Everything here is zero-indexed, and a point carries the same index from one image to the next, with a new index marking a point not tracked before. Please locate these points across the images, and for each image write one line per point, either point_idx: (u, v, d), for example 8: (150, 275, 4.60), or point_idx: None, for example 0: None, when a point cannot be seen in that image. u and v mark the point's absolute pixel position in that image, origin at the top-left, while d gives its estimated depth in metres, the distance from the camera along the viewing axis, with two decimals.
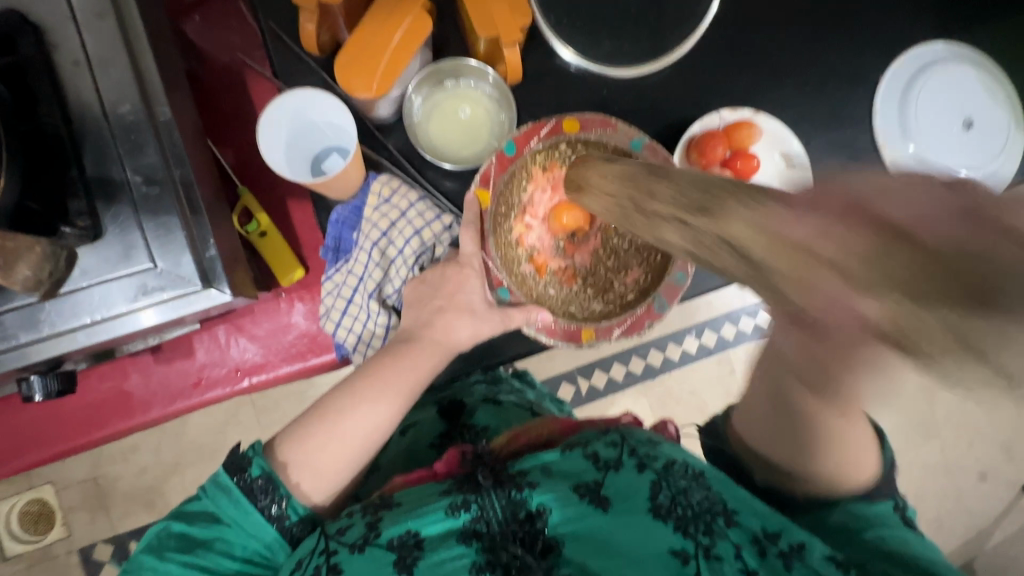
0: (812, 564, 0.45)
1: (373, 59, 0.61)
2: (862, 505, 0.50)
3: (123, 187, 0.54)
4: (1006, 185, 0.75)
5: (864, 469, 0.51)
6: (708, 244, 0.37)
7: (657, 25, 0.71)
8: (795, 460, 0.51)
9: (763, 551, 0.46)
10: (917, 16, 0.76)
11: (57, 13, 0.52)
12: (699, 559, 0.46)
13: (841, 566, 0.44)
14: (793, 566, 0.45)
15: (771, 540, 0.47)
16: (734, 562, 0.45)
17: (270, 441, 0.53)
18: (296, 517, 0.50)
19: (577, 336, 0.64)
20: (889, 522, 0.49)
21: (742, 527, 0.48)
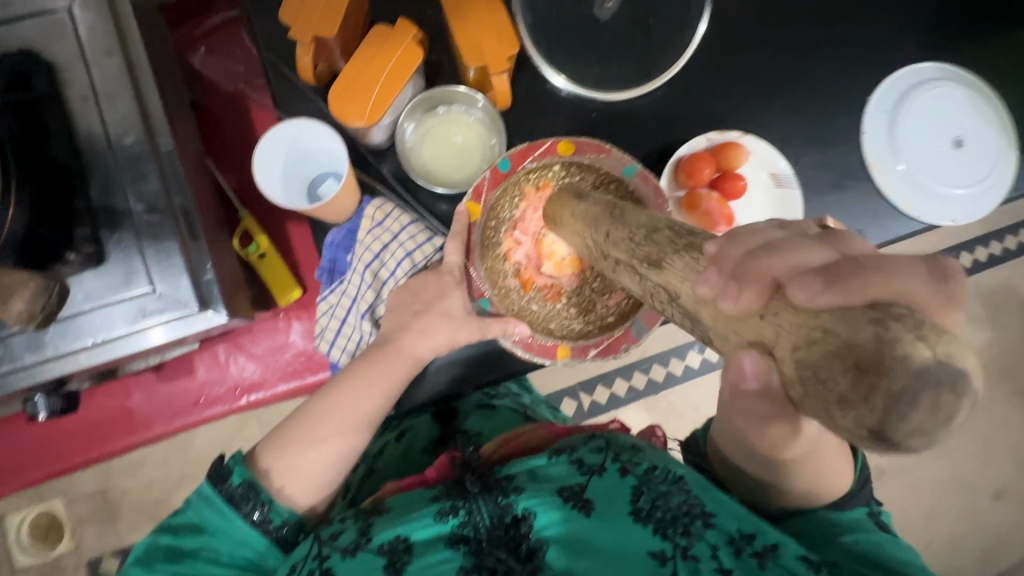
0: (786, 563, 0.46)
1: (365, 88, 0.64)
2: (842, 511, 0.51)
3: (126, 215, 0.57)
4: (993, 208, 0.76)
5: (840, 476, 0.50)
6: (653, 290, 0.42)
7: (646, 49, 0.73)
8: (777, 480, 0.50)
9: (739, 551, 0.47)
10: (908, 37, 0.77)
11: (69, 51, 0.56)
12: (676, 560, 0.47)
13: (812, 566, 0.46)
14: (768, 564, 0.46)
15: (746, 541, 0.48)
16: (709, 561, 0.47)
17: (252, 448, 0.54)
18: (280, 519, 0.51)
19: (552, 352, 0.65)
20: (863, 527, 0.51)
21: (720, 529, 0.48)
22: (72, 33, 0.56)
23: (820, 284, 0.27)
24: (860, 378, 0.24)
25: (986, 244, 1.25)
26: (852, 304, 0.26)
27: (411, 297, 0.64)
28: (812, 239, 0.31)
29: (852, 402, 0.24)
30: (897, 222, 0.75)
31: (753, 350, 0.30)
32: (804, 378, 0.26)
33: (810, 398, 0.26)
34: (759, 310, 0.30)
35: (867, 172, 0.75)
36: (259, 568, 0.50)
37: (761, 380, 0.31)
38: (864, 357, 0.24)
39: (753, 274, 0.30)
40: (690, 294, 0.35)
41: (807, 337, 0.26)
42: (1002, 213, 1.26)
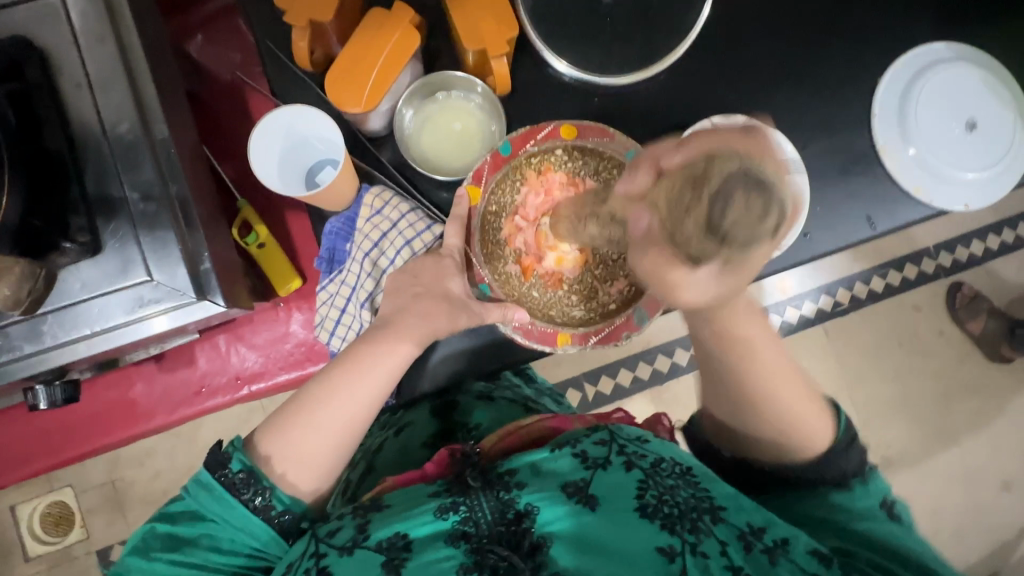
0: (797, 560, 0.46)
1: (362, 73, 0.63)
2: (848, 497, 0.50)
3: (121, 203, 0.56)
4: (1005, 194, 0.74)
5: (818, 432, 0.52)
6: (609, 218, 0.54)
7: (649, 31, 0.71)
8: (757, 431, 0.53)
9: (749, 546, 0.47)
10: (920, 17, 0.75)
11: (61, 37, 0.55)
12: (685, 555, 0.46)
13: (823, 561, 0.46)
14: (778, 559, 0.47)
15: (756, 536, 0.48)
16: (719, 558, 0.46)
17: (248, 436, 0.53)
18: (283, 506, 0.51)
19: (552, 340, 0.64)
20: (876, 515, 0.49)
21: (730, 524, 0.49)
22: (64, 18, 0.55)
23: (677, 154, 0.42)
24: (716, 223, 0.34)
25: (998, 231, 1.23)
26: (680, 161, 0.40)
27: (409, 283, 0.63)
28: (749, 183, 0.32)
29: (686, 226, 0.35)
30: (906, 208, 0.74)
31: (648, 212, 0.41)
32: (667, 219, 0.37)
33: (697, 183, 0.34)
34: (642, 190, 0.44)
35: (877, 156, 0.74)
36: (263, 551, 0.51)
37: (655, 229, 0.40)
38: (700, 174, 0.35)
39: (647, 168, 0.44)
40: (625, 190, 0.47)
41: (667, 222, 0.38)
42: (1016, 200, 1.23)
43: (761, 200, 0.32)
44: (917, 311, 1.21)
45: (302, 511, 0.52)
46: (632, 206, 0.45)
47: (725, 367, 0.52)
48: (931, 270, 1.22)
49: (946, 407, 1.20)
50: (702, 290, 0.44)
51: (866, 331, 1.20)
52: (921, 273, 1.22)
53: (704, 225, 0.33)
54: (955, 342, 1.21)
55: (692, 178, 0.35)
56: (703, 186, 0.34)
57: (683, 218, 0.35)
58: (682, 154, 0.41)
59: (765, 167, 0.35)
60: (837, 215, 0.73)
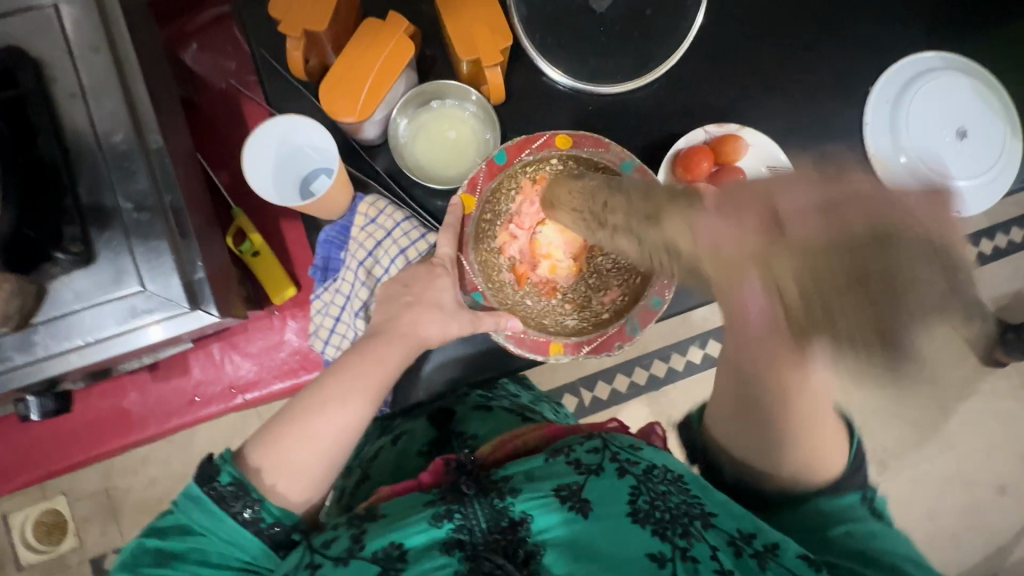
0: (786, 564, 0.46)
1: (356, 83, 0.63)
2: (832, 500, 0.51)
3: (115, 213, 0.56)
4: (996, 202, 0.74)
5: (834, 463, 0.51)
6: (655, 248, 0.51)
7: (643, 40, 0.72)
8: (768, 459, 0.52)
9: (739, 551, 0.47)
10: (910, 25, 0.76)
11: (55, 48, 0.55)
12: (676, 561, 0.46)
13: (812, 565, 0.46)
14: (768, 565, 0.46)
15: (746, 541, 0.48)
16: (709, 562, 0.46)
17: (239, 447, 0.53)
18: (272, 518, 0.50)
19: (545, 349, 0.64)
20: (859, 515, 0.51)
21: (720, 530, 0.48)
22: (59, 29, 0.55)
23: (809, 213, 0.36)
24: (863, 287, 0.32)
25: (991, 236, 1.24)
26: (862, 223, 0.34)
27: (402, 290, 0.63)
28: (932, 253, 0.33)
29: (861, 339, 0.34)
30: None
31: (769, 290, 0.40)
32: (804, 285, 0.36)
33: (871, 271, 0.33)
34: (754, 246, 0.39)
35: (868, 165, 0.74)
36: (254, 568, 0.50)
37: (780, 314, 0.39)
38: (858, 231, 0.33)
39: (754, 207, 0.41)
40: (715, 242, 0.43)
41: (811, 260, 0.35)
42: (1009, 204, 1.24)
43: (925, 305, 0.33)
44: None
45: (293, 523, 0.52)
46: (730, 275, 0.43)
47: (767, 399, 0.50)
48: None
49: None
50: (786, 341, 0.43)
51: None
52: None
53: (863, 326, 0.33)
54: None
55: (834, 248, 0.33)
56: (880, 248, 0.33)
57: (837, 319, 0.34)
58: (825, 191, 0.36)
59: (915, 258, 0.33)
60: None
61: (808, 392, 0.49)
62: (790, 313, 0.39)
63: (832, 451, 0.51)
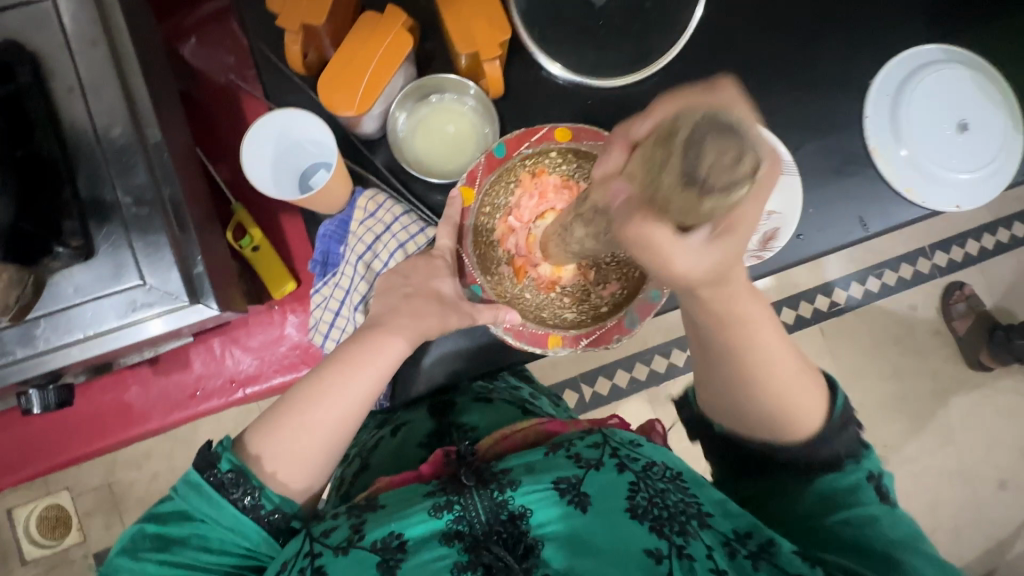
0: (781, 562, 0.47)
1: (355, 77, 0.63)
2: (835, 479, 0.49)
3: (114, 207, 0.56)
4: (997, 195, 0.74)
5: (813, 410, 0.50)
6: (586, 204, 0.51)
7: (642, 34, 0.71)
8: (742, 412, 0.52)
9: (734, 552, 0.48)
10: (911, 18, 0.76)
11: (53, 41, 0.55)
12: (671, 559, 0.46)
13: (805, 562, 0.47)
14: (762, 564, 0.47)
15: (741, 542, 0.48)
16: (705, 561, 0.46)
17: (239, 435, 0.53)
18: (272, 505, 0.50)
19: (543, 341, 0.64)
20: (862, 500, 0.49)
21: (715, 530, 0.49)
22: (56, 22, 0.55)
23: (645, 135, 0.44)
24: (669, 140, 0.34)
25: (993, 231, 1.23)
26: (656, 130, 0.42)
27: (401, 283, 0.63)
28: (717, 126, 0.32)
29: (682, 200, 0.34)
30: (898, 208, 0.74)
31: (626, 182, 0.41)
32: (645, 170, 0.37)
33: (673, 131, 0.34)
34: (620, 168, 0.44)
35: (869, 157, 0.74)
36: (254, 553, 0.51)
37: (635, 197, 0.40)
38: (673, 125, 0.35)
39: (626, 142, 0.46)
40: (611, 171, 0.46)
41: (645, 153, 0.38)
42: (1011, 199, 1.24)
43: (733, 148, 0.31)
44: (913, 310, 1.21)
45: (294, 511, 0.52)
46: (607, 187, 0.45)
47: (720, 353, 0.50)
48: (927, 270, 1.22)
49: (941, 406, 1.21)
50: (659, 231, 0.41)
51: (862, 330, 1.20)
52: (916, 272, 1.22)
53: (679, 176, 0.33)
54: (950, 340, 1.22)
55: (657, 134, 0.36)
56: (673, 139, 0.34)
57: (658, 173, 0.35)
58: (654, 122, 0.44)
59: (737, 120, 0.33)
60: (830, 216, 0.73)
61: (755, 335, 0.49)
62: (630, 188, 0.40)
63: (810, 398, 0.50)
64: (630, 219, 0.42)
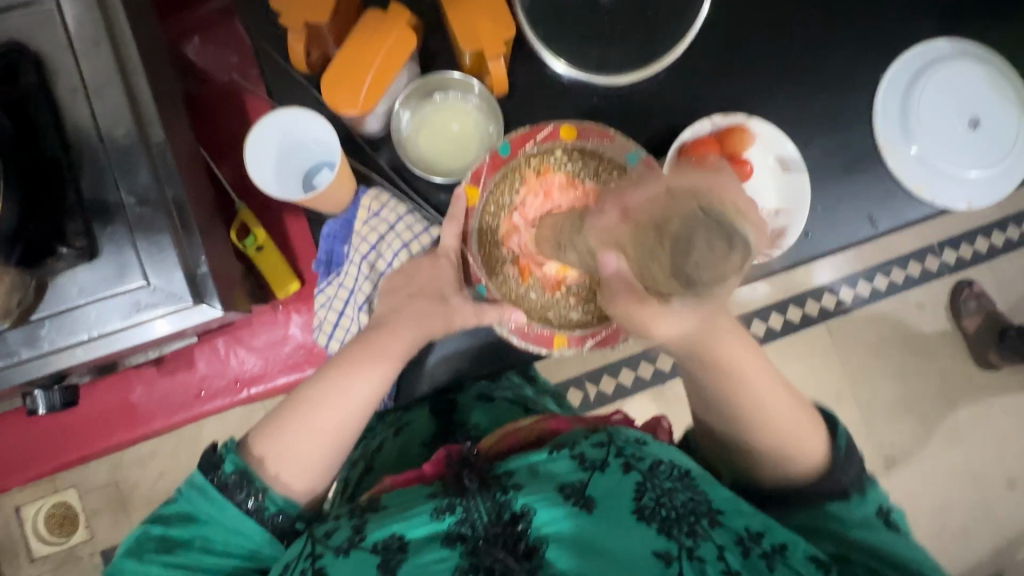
0: (795, 565, 0.46)
1: (358, 76, 0.62)
2: (842, 506, 0.51)
3: (118, 208, 0.56)
4: (1008, 193, 0.73)
5: (814, 450, 0.52)
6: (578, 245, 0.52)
7: (648, 30, 0.71)
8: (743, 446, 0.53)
9: (748, 552, 0.47)
10: (923, 12, 0.74)
11: (56, 42, 0.55)
12: (682, 560, 0.46)
13: (821, 566, 0.46)
14: (776, 564, 0.47)
15: (755, 540, 0.48)
16: (717, 562, 0.46)
17: (242, 437, 0.53)
18: (275, 507, 0.50)
19: (548, 341, 0.63)
20: (872, 524, 0.50)
21: (727, 527, 0.49)
22: (59, 23, 0.55)
23: (640, 192, 0.42)
24: (664, 235, 0.33)
25: (1003, 228, 1.22)
26: (666, 196, 0.36)
27: (404, 284, 0.63)
28: (714, 229, 0.31)
29: (680, 280, 0.34)
30: (909, 206, 0.73)
31: (614, 250, 0.42)
32: (630, 250, 0.38)
33: (665, 220, 0.33)
34: (610, 219, 0.44)
35: (878, 155, 0.73)
36: (258, 556, 0.50)
37: (628, 270, 0.41)
38: (661, 216, 0.34)
39: (617, 204, 0.45)
40: (595, 229, 0.46)
41: (648, 217, 0.35)
42: (1023, 196, 1.22)
43: (719, 241, 0.31)
44: (922, 309, 1.20)
45: (297, 513, 0.52)
46: (601, 244, 0.44)
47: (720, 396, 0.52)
48: (935, 268, 1.21)
49: (950, 405, 1.19)
50: (642, 300, 0.43)
51: (869, 329, 1.19)
52: (925, 270, 1.21)
53: (673, 272, 0.33)
54: (959, 339, 1.20)
55: (653, 211, 0.35)
56: (664, 230, 0.33)
57: (653, 258, 0.34)
58: (647, 193, 0.41)
59: (721, 207, 0.34)
60: (838, 214, 0.72)
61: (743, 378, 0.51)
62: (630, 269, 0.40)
63: (807, 438, 0.51)
64: (623, 287, 0.43)
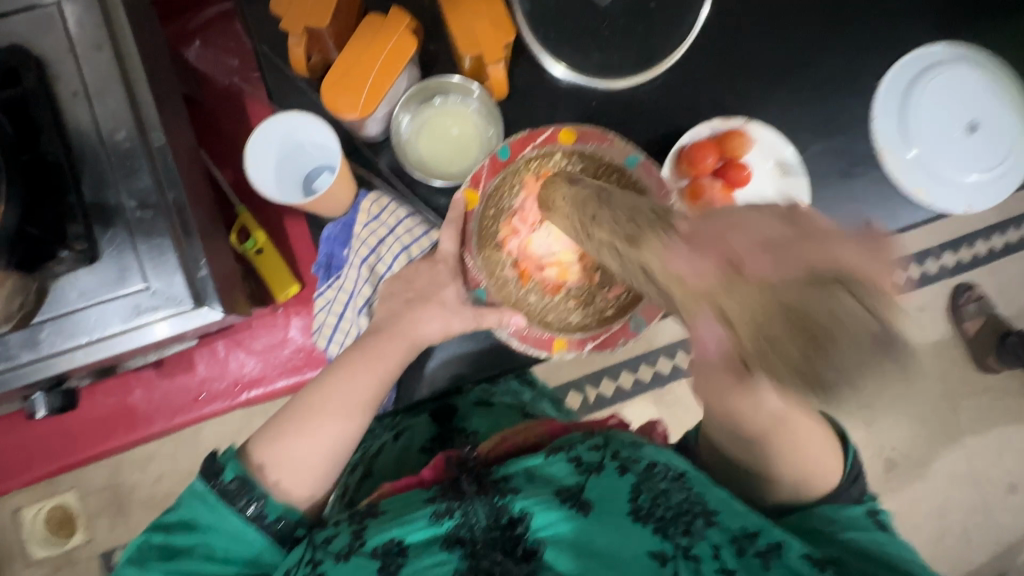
0: (789, 563, 0.46)
1: (358, 80, 0.63)
2: (836, 509, 0.52)
3: (118, 211, 0.56)
4: (1007, 197, 0.73)
5: (829, 470, 0.52)
6: (632, 267, 0.48)
7: (647, 35, 0.71)
8: (767, 470, 0.53)
9: (743, 549, 0.47)
10: (920, 17, 0.75)
11: (57, 46, 0.55)
12: (677, 559, 0.46)
13: (816, 564, 0.46)
14: (772, 564, 0.46)
15: (750, 540, 0.47)
16: (712, 562, 0.46)
17: (242, 444, 0.53)
18: (274, 515, 0.50)
19: (548, 345, 0.64)
20: (863, 525, 0.51)
21: (723, 527, 0.48)
22: (61, 27, 0.55)
23: (762, 248, 0.36)
24: (819, 347, 0.33)
25: (1002, 231, 1.22)
26: (789, 282, 0.34)
27: (403, 287, 0.63)
28: (870, 311, 0.34)
29: (827, 389, 0.36)
30: (907, 210, 0.73)
31: (719, 323, 0.39)
32: (755, 337, 0.36)
33: (809, 324, 0.33)
34: (700, 262, 0.39)
35: (877, 159, 0.73)
36: (256, 560, 0.50)
37: (729, 342, 0.40)
38: (809, 320, 0.34)
39: (711, 236, 0.39)
40: (678, 272, 0.41)
41: (766, 317, 0.35)
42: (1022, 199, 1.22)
43: (882, 366, 0.33)
44: (921, 312, 1.20)
45: (298, 518, 0.52)
46: (688, 302, 0.41)
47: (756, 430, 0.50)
48: (934, 271, 1.21)
49: (949, 409, 1.19)
50: (733, 375, 0.43)
51: None
52: (924, 274, 1.21)
53: (807, 371, 0.35)
54: (959, 343, 1.21)
55: (785, 305, 0.34)
56: (815, 337, 0.33)
57: (824, 370, 0.34)
58: (775, 260, 0.35)
59: (864, 280, 0.34)
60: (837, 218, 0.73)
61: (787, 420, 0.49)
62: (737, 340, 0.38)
63: (825, 459, 0.52)
64: (712, 360, 0.43)
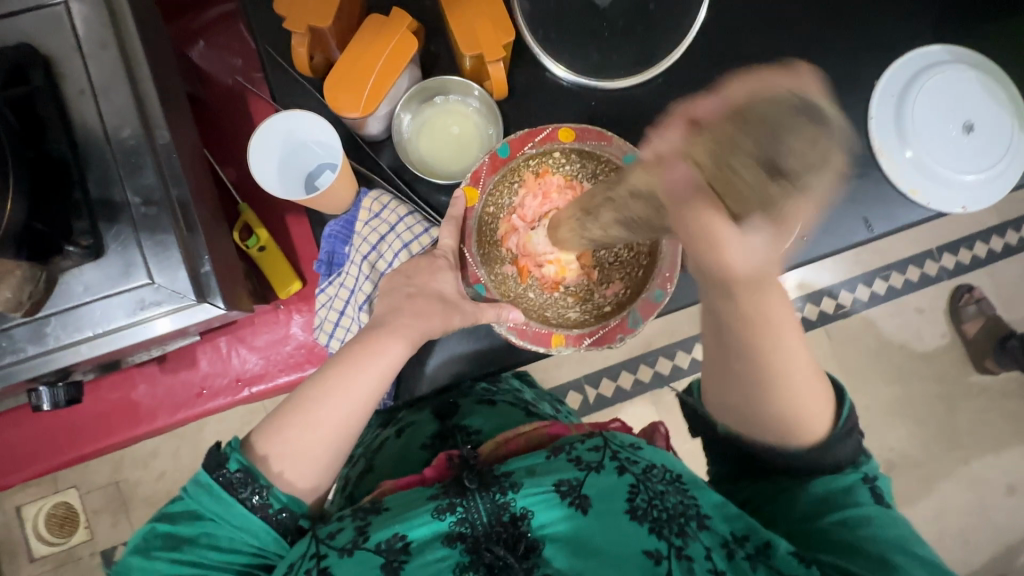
0: (778, 565, 0.47)
1: (359, 80, 0.64)
2: (836, 478, 0.49)
3: (123, 207, 0.57)
4: (1000, 198, 0.74)
5: (822, 420, 0.49)
6: (623, 199, 0.47)
7: (646, 36, 0.72)
8: (754, 410, 0.50)
9: (732, 554, 0.48)
10: (916, 19, 0.75)
11: (65, 45, 0.56)
12: (671, 559, 0.47)
13: (802, 562, 0.47)
14: (759, 567, 0.47)
15: (739, 544, 0.49)
16: (704, 562, 0.47)
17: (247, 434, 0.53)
18: (280, 504, 0.51)
19: (546, 340, 0.64)
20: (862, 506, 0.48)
21: (714, 532, 0.49)
22: (69, 27, 0.56)
23: (712, 104, 0.38)
24: (745, 124, 0.31)
25: (1001, 233, 1.22)
26: (754, 102, 0.33)
27: (403, 283, 0.63)
28: (805, 119, 0.29)
29: (738, 187, 0.33)
30: (903, 210, 0.74)
31: (689, 164, 0.36)
32: (717, 155, 0.33)
33: (755, 117, 0.30)
34: (678, 139, 0.39)
35: (874, 158, 0.74)
36: (258, 551, 0.51)
37: (701, 178, 0.36)
38: (752, 112, 0.31)
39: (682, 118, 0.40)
40: (661, 151, 0.40)
41: (719, 139, 0.33)
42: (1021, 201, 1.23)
43: (816, 131, 0.29)
44: (920, 313, 1.21)
45: (302, 510, 0.53)
46: (660, 175, 0.40)
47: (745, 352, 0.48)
48: (933, 272, 1.21)
49: (948, 410, 1.20)
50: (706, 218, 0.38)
51: (867, 332, 1.19)
52: (923, 275, 1.21)
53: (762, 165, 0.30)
54: (958, 344, 1.21)
55: (740, 113, 0.32)
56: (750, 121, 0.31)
57: (734, 150, 0.31)
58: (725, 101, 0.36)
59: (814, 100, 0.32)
60: (834, 218, 0.73)
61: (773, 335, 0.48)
62: (708, 179, 0.35)
63: (818, 408, 0.49)
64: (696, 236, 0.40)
